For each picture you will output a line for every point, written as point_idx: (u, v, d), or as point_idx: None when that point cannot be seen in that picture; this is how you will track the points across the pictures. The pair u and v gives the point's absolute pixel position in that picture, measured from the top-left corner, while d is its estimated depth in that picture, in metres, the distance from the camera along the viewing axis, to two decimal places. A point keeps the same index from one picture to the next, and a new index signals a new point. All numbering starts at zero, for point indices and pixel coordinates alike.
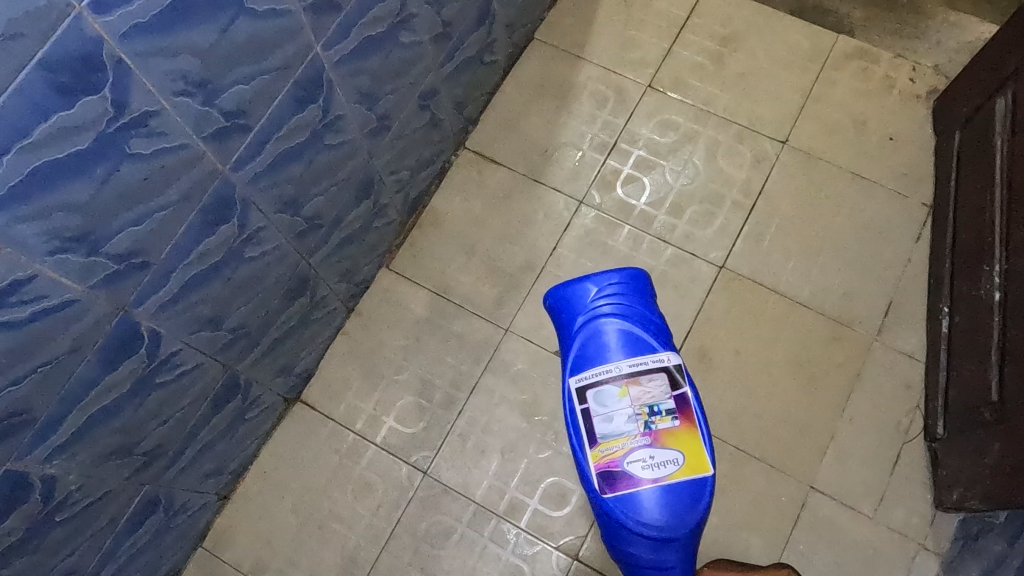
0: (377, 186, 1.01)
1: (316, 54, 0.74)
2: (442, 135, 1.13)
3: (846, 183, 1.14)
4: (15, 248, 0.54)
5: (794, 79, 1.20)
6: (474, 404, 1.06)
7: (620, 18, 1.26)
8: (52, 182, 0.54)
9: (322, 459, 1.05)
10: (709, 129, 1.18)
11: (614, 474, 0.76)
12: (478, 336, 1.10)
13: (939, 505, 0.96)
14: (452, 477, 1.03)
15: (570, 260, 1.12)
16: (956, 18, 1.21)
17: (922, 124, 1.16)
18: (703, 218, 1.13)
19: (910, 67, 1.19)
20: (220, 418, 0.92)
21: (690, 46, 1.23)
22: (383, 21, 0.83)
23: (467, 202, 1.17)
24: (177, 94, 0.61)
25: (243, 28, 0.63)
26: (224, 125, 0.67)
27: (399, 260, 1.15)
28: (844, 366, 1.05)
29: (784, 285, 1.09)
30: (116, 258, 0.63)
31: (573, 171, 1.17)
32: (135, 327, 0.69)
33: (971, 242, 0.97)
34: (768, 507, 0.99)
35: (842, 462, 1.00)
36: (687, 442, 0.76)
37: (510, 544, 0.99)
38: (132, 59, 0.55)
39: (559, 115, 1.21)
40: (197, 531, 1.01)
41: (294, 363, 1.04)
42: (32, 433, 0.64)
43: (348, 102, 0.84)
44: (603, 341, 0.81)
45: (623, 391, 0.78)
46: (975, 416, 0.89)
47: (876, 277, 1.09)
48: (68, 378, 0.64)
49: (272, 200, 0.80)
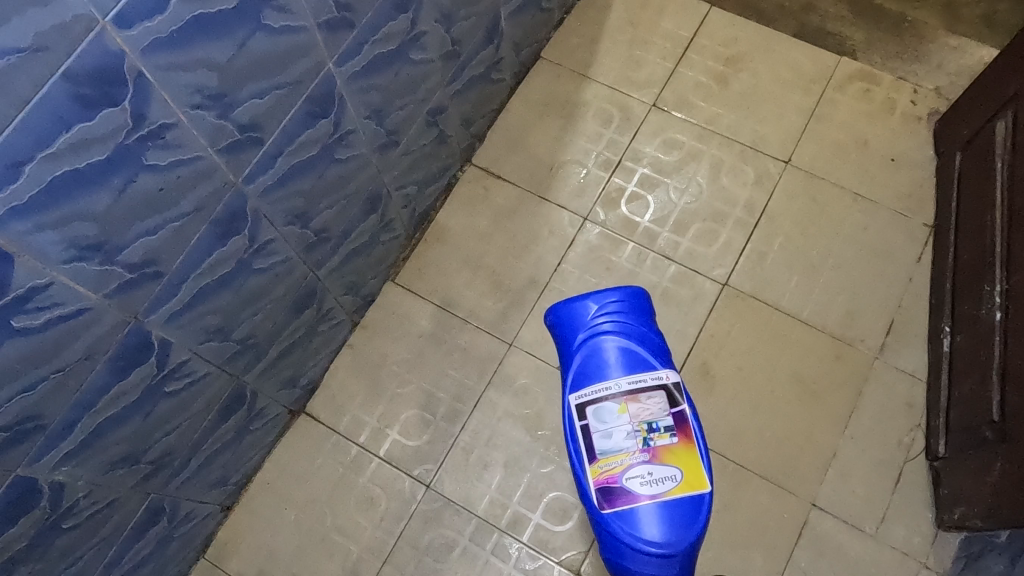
0: (385, 200, 1.02)
1: (329, 70, 0.76)
2: (450, 151, 1.14)
3: (848, 203, 1.15)
4: (34, 255, 0.55)
5: (797, 100, 1.22)
6: (477, 418, 1.07)
7: (625, 38, 1.28)
8: (70, 193, 0.55)
9: (324, 471, 1.06)
10: (712, 148, 1.20)
11: (613, 490, 0.76)
12: (482, 350, 1.10)
13: (940, 524, 0.96)
14: (455, 490, 1.03)
15: (575, 276, 1.13)
16: (957, 42, 1.23)
17: (923, 146, 1.17)
18: (707, 235, 1.14)
19: (911, 89, 1.21)
20: (226, 428, 0.93)
21: (694, 66, 1.25)
22: (395, 38, 0.84)
23: (472, 217, 1.18)
24: (194, 107, 0.62)
25: (260, 44, 0.65)
26: (238, 138, 0.69)
27: (404, 274, 1.16)
28: (845, 385, 1.05)
29: (786, 304, 1.10)
30: (129, 267, 0.64)
31: (578, 187, 1.19)
32: (147, 335, 0.70)
33: (972, 262, 0.98)
34: (770, 524, 0.99)
35: (843, 479, 1.01)
36: (686, 459, 0.77)
37: (512, 559, 0.99)
38: (153, 73, 0.56)
39: (565, 132, 1.23)
40: (200, 541, 1.01)
41: (300, 374, 1.04)
42: (43, 440, 0.64)
43: (358, 117, 0.86)
44: (602, 358, 0.82)
45: (622, 408, 0.79)
46: (976, 433, 0.90)
47: (878, 296, 1.10)
48: (80, 385, 0.65)
49: (283, 213, 0.81)
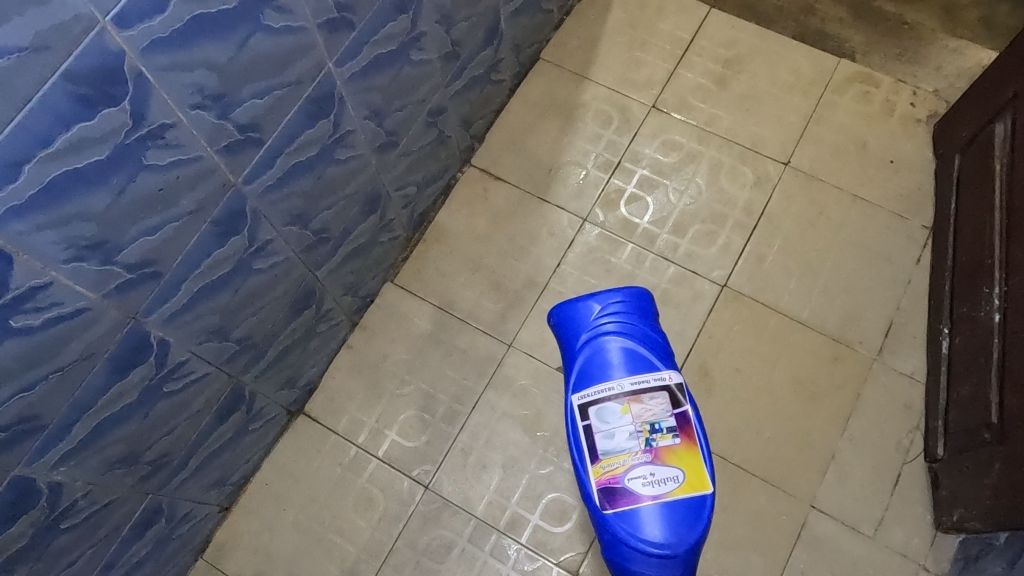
0: (384, 201, 1.02)
1: (329, 70, 0.76)
2: (449, 151, 1.14)
3: (847, 205, 1.15)
4: (34, 255, 0.55)
5: (796, 102, 1.22)
6: (475, 419, 1.07)
7: (625, 39, 1.28)
8: (70, 192, 0.55)
9: (323, 472, 1.06)
10: (712, 150, 1.20)
11: (615, 490, 0.76)
12: (481, 351, 1.10)
13: (939, 525, 0.96)
14: (453, 491, 1.03)
15: (574, 277, 1.13)
16: (956, 44, 1.23)
17: (922, 148, 1.18)
18: (706, 237, 1.14)
19: (910, 91, 1.21)
20: (224, 429, 0.93)
21: (693, 68, 1.25)
22: (394, 39, 0.84)
23: (471, 218, 1.18)
24: (194, 107, 0.62)
25: (260, 44, 0.65)
26: (238, 138, 0.69)
27: (403, 274, 1.16)
28: (844, 387, 1.05)
29: (785, 305, 1.10)
30: (129, 267, 0.64)
31: (577, 189, 1.19)
32: (146, 335, 0.70)
33: (971, 264, 0.98)
34: (769, 525, 0.99)
35: (842, 481, 1.01)
36: (688, 460, 0.77)
37: (510, 560, 0.99)
38: (153, 72, 0.56)
39: (564, 133, 1.23)
40: (198, 542, 1.01)
41: (299, 375, 1.04)
42: (41, 440, 0.64)
43: (358, 117, 0.86)
44: (605, 358, 0.82)
45: (625, 408, 0.79)
46: (975, 435, 0.90)
47: (877, 297, 1.10)
48: (79, 385, 0.65)
49: (283, 213, 0.81)
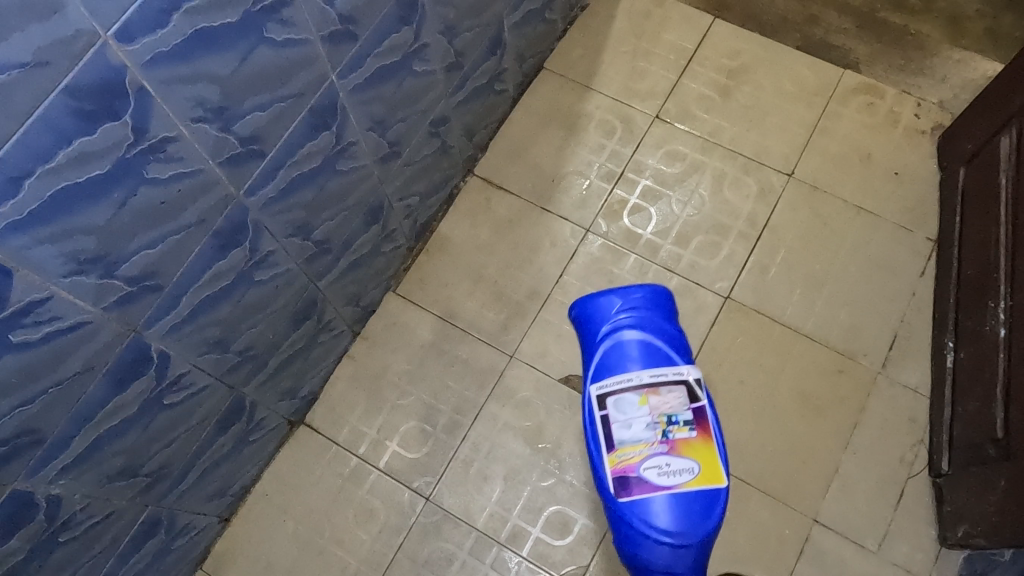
0: (387, 211, 1.02)
1: (331, 83, 0.76)
2: (452, 161, 1.14)
3: (851, 217, 1.15)
4: (34, 269, 0.55)
5: (800, 112, 1.21)
6: (477, 431, 1.06)
7: (628, 49, 1.28)
8: (71, 205, 0.55)
9: (324, 483, 1.05)
10: (715, 160, 1.20)
11: (629, 478, 0.75)
12: (483, 362, 1.10)
13: (944, 540, 0.95)
14: (454, 504, 1.03)
15: (576, 288, 1.13)
16: (961, 55, 1.23)
17: (926, 159, 1.17)
18: (709, 248, 1.14)
19: (915, 103, 1.20)
20: (224, 440, 0.92)
21: (698, 78, 1.25)
22: (397, 51, 0.84)
23: (474, 228, 1.18)
24: (195, 121, 0.62)
25: (262, 56, 0.65)
26: (239, 150, 0.68)
27: (405, 284, 1.15)
28: (848, 400, 1.05)
29: (789, 318, 1.09)
30: (129, 280, 0.64)
31: (581, 199, 1.18)
32: (146, 348, 0.70)
33: (976, 277, 0.98)
34: (771, 540, 0.98)
35: (846, 494, 1.00)
36: (703, 453, 0.76)
37: (511, 572, 0.99)
38: (155, 86, 0.56)
39: (568, 143, 1.22)
40: (198, 552, 1.00)
41: (300, 385, 1.04)
42: (40, 453, 0.64)
43: (361, 129, 0.85)
44: (624, 351, 0.81)
45: (643, 399, 0.78)
46: (981, 450, 0.89)
47: (881, 310, 1.09)
48: (79, 398, 0.65)
49: (284, 225, 0.81)
